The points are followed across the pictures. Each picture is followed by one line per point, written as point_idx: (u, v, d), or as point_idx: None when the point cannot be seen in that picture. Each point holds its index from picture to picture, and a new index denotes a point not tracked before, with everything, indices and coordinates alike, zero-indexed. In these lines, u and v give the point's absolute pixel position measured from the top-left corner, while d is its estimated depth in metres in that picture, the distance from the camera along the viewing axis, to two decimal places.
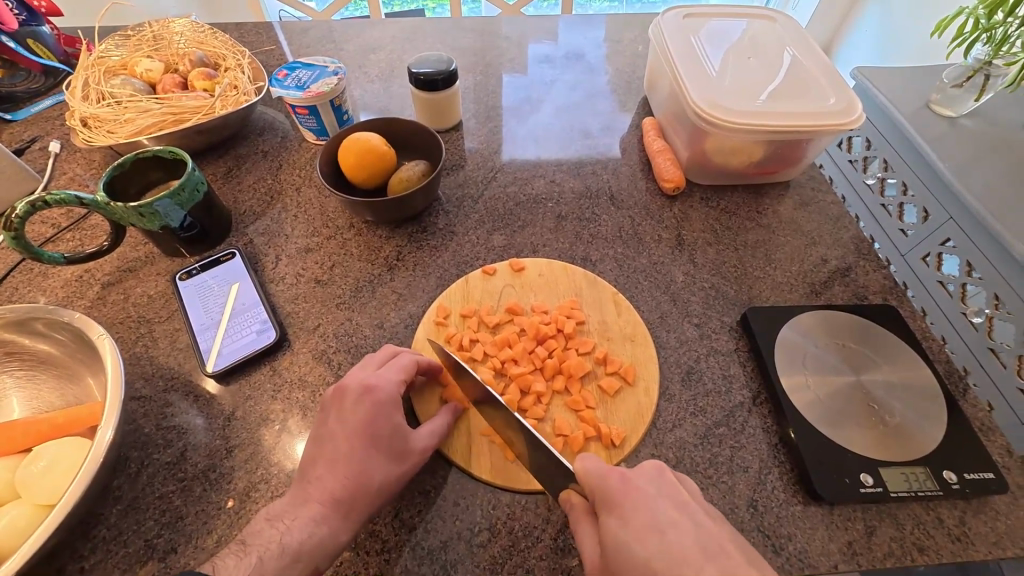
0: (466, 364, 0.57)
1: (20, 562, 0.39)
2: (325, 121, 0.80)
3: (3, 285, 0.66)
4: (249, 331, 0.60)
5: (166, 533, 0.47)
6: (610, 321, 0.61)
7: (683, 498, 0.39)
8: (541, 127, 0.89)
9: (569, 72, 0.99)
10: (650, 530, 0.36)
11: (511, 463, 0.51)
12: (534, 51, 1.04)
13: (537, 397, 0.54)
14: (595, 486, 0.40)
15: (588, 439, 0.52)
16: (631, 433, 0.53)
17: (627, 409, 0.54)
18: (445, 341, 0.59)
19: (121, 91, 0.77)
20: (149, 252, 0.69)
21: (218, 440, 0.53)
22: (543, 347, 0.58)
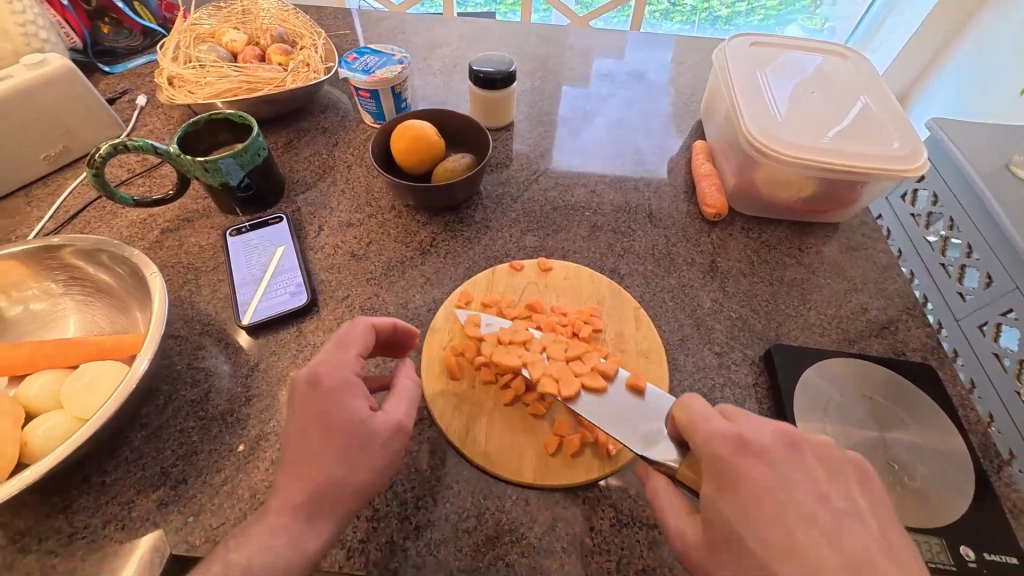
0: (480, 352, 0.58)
1: (54, 463, 0.43)
2: (384, 106, 0.83)
3: (79, 218, 0.72)
4: (285, 291, 0.63)
5: (180, 464, 0.51)
6: (628, 334, 0.61)
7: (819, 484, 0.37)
8: (591, 140, 0.89)
9: (628, 89, 1.00)
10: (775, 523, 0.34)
11: (508, 453, 0.51)
12: (602, 66, 1.05)
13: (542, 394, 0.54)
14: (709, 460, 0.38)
15: (585, 443, 0.52)
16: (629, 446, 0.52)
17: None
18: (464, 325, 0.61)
19: (206, 57, 0.84)
20: (207, 206, 0.74)
21: (240, 388, 0.56)
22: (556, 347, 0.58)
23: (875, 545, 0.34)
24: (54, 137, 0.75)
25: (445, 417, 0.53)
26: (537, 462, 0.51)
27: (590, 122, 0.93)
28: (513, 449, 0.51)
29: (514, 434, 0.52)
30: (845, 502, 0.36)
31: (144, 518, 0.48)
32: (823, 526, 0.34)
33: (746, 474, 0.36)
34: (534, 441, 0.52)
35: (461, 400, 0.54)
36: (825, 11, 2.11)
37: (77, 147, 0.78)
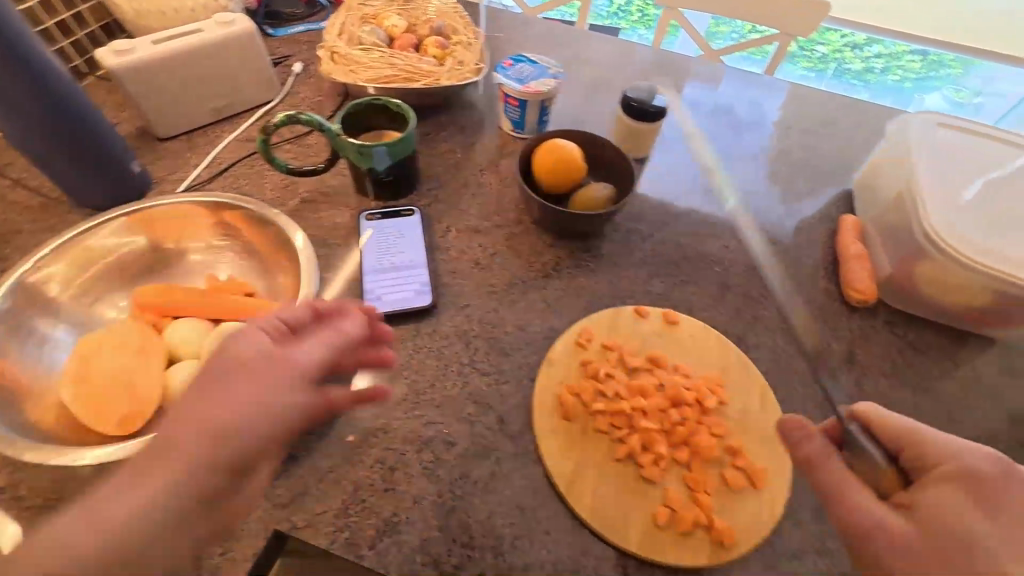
0: (594, 398, 0.55)
1: None
2: (528, 117, 0.82)
3: (229, 172, 0.76)
4: (409, 288, 0.63)
5: (293, 440, 0.52)
6: (759, 420, 0.56)
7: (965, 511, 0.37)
8: (721, 182, 0.85)
9: (750, 132, 0.95)
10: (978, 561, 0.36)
11: (617, 513, 0.49)
12: (707, 96, 1.01)
13: (655, 459, 0.52)
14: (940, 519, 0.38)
15: (698, 524, 0.48)
16: (742, 538, 0.48)
17: (753, 505, 0.50)
18: (581, 363, 0.58)
19: (368, 38, 0.86)
20: (345, 184, 0.76)
21: (357, 377, 0.57)
22: (677, 408, 0.55)
23: None
24: (222, 91, 0.79)
25: (553, 458, 0.52)
26: (643, 532, 0.48)
27: (720, 161, 0.88)
28: (621, 505, 0.49)
29: (625, 495, 0.50)
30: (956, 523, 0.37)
31: (254, 487, 0.49)
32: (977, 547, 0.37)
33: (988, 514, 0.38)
34: (642, 507, 0.49)
35: (570, 445, 0.52)
36: (969, 84, 2.04)
37: (238, 103, 0.82)
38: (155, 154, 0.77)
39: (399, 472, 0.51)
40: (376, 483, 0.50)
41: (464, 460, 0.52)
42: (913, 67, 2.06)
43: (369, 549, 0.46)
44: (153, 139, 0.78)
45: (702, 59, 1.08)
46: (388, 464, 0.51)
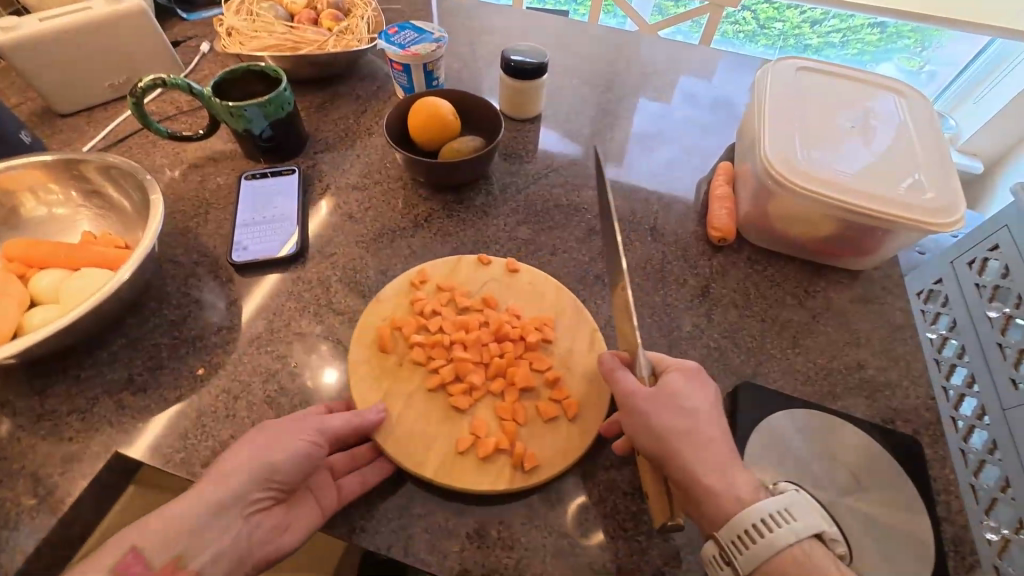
0: (419, 332, 0.58)
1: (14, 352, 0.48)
2: (416, 81, 0.86)
3: (124, 143, 0.79)
4: (277, 239, 0.67)
5: (146, 374, 0.55)
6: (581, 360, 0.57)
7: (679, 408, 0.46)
8: (647, 152, 0.86)
9: (719, 119, 0.93)
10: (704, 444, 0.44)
11: (424, 435, 0.51)
12: (688, 85, 1.00)
13: (469, 388, 0.54)
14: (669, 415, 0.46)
15: (499, 449, 0.50)
16: (546, 464, 0.50)
17: (562, 432, 0.52)
18: (411, 302, 0.61)
19: (264, 13, 0.89)
20: (234, 150, 0.79)
21: (215, 318, 0.60)
22: (497, 341, 0.57)
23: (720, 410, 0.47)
24: (120, 67, 0.83)
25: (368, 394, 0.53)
26: (442, 459, 0.49)
27: (667, 141, 0.88)
28: (430, 428, 0.51)
29: (431, 424, 0.51)
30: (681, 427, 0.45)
31: (101, 415, 0.52)
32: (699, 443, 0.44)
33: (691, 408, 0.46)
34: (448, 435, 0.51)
35: (383, 383, 0.54)
36: (925, 55, 1.87)
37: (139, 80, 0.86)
38: (56, 130, 0.81)
39: (243, 400, 0.54)
40: (219, 410, 0.53)
41: (308, 388, 0.55)
42: (871, 40, 1.92)
43: (202, 467, 0.49)
44: (55, 116, 0.83)
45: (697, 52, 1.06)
46: (233, 393, 0.54)
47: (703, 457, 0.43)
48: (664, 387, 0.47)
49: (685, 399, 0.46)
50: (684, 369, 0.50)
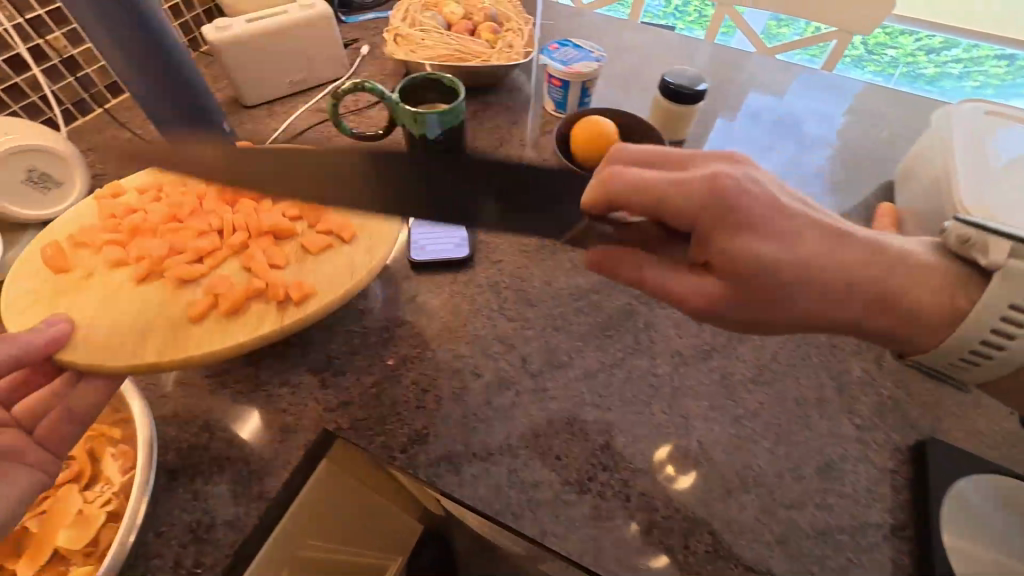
0: (149, 243, 0.57)
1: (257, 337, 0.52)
2: (570, 97, 0.88)
3: (302, 137, 0.86)
4: (450, 242, 0.70)
5: (343, 357, 0.60)
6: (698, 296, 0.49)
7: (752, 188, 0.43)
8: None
9: (788, 135, 0.95)
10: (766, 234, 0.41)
11: (213, 335, 0.52)
12: (759, 103, 1.01)
13: (246, 271, 0.57)
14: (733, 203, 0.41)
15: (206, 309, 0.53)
16: (318, 291, 0.55)
17: (305, 285, 0.55)
18: (120, 219, 0.59)
19: (428, 22, 0.94)
20: (399, 151, 0.84)
21: (398, 312, 0.64)
22: (267, 246, 0.58)
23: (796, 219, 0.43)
24: (299, 66, 0.90)
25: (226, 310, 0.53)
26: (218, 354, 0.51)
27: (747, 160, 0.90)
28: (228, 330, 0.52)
29: (132, 337, 0.51)
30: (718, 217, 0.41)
31: (308, 392, 0.57)
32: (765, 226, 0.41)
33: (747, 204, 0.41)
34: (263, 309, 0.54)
35: (104, 290, 0.54)
36: None
37: (312, 79, 0.93)
38: (241, 119, 0.89)
39: (431, 393, 0.58)
40: (411, 399, 0.57)
41: (488, 388, 0.58)
42: (996, 73, 1.83)
43: (401, 452, 0.53)
44: (240, 107, 0.90)
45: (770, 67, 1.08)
46: (421, 385, 0.58)
47: (850, 249, 0.42)
48: (737, 198, 0.41)
49: (779, 201, 0.43)
50: (687, 155, 0.46)
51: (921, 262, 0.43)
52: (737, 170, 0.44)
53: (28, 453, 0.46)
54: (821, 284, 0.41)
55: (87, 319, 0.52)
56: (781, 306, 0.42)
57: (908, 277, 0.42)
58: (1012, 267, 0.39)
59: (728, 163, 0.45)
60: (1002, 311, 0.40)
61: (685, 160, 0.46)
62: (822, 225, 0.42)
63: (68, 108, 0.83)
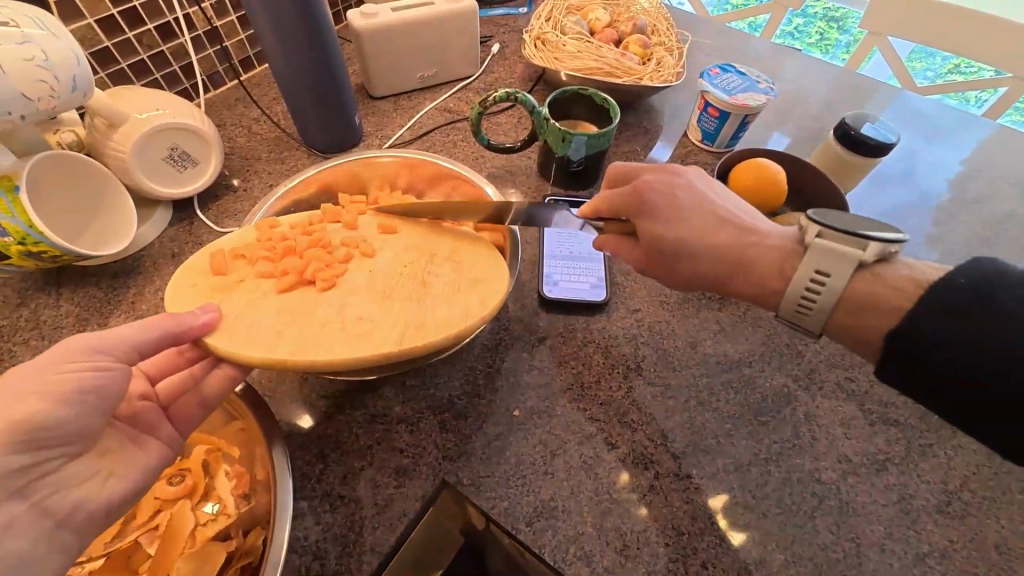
0: (287, 262, 0.51)
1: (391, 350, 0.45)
2: (723, 130, 0.78)
3: (428, 138, 0.82)
4: (585, 282, 0.64)
5: (465, 399, 0.54)
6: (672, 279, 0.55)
7: (677, 186, 0.52)
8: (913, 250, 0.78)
9: (938, 195, 0.86)
10: (675, 217, 0.50)
11: (345, 346, 0.45)
12: (902, 154, 0.92)
13: (379, 297, 0.50)
14: (645, 193, 0.51)
15: (340, 324, 0.47)
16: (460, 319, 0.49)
17: (437, 319, 0.48)
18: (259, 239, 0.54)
19: (573, 28, 0.87)
20: (529, 167, 0.78)
21: (525, 354, 0.58)
22: (403, 278, 0.52)
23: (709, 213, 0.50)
24: (433, 61, 0.85)
25: (360, 331, 0.47)
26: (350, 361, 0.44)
27: (897, 222, 0.81)
28: (361, 346, 0.46)
29: (264, 338, 0.45)
30: (638, 206, 0.51)
31: (427, 433, 0.52)
32: (682, 213, 0.50)
33: (653, 196, 0.51)
34: (393, 327, 0.47)
35: (249, 296, 0.49)
36: None
37: (442, 75, 0.88)
38: (367, 110, 0.85)
39: (561, 458, 0.51)
40: (538, 462, 0.51)
41: (623, 463, 0.51)
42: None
43: (526, 525, 0.47)
44: (366, 97, 0.87)
45: (909, 114, 0.99)
46: (549, 447, 0.52)
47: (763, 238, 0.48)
48: (651, 194, 0.51)
49: (679, 196, 0.51)
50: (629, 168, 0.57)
51: (774, 245, 0.48)
52: (658, 175, 0.53)
53: (161, 429, 0.46)
54: (698, 251, 0.49)
55: (232, 316, 0.47)
56: (675, 267, 0.50)
57: (772, 253, 0.47)
58: (820, 244, 0.43)
59: (662, 168, 0.54)
60: (810, 275, 0.44)
61: (636, 172, 0.56)
62: (708, 212, 0.50)
63: (204, 80, 0.81)
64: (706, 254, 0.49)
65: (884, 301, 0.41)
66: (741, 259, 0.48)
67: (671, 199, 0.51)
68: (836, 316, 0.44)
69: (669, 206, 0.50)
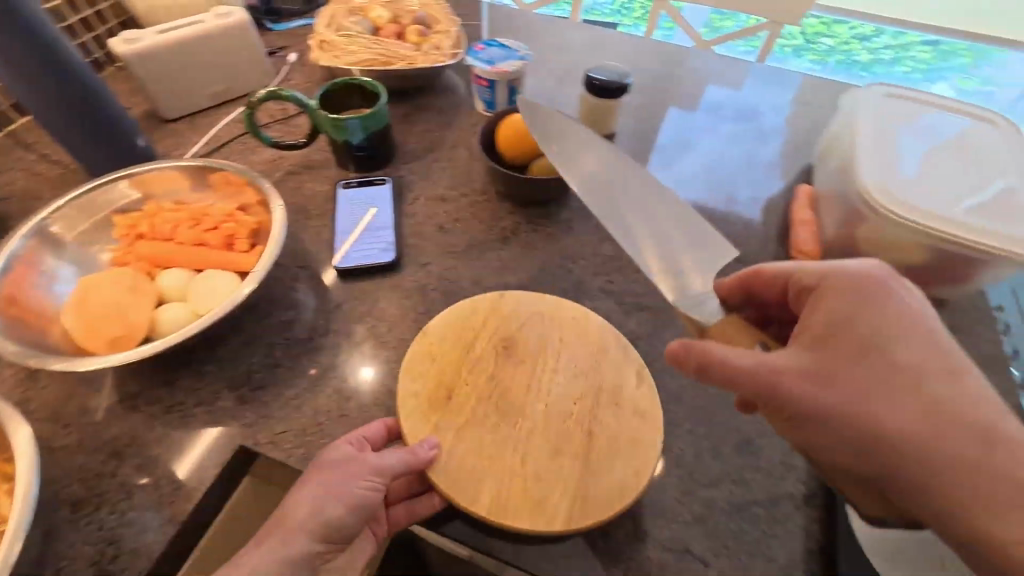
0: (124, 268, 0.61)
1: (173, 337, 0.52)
2: (498, 97, 0.88)
3: (225, 149, 0.84)
4: (376, 248, 0.70)
5: (263, 372, 0.58)
6: (584, 363, 0.57)
7: (888, 299, 0.41)
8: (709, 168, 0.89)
9: (743, 125, 0.97)
10: (840, 325, 0.41)
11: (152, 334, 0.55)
12: (715, 94, 1.03)
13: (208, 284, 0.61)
14: (825, 306, 0.43)
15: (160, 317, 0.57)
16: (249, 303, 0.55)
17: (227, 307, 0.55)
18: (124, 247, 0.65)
19: (354, 27, 0.93)
20: (327, 159, 0.84)
21: (323, 320, 0.63)
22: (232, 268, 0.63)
23: (854, 316, 0.41)
24: (219, 76, 0.88)
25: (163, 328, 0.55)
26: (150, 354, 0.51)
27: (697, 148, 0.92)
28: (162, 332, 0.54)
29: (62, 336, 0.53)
30: (875, 367, 0.39)
31: (226, 409, 0.55)
32: (883, 349, 0.39)
33: (828, 306, 0.42)
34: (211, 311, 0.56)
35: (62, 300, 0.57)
36: (983, 75, 1.85)
37: (235, 89, 0.91)
38: (163, 133, 0.86)
39: (355, 401, 0.57)
40: (334, 409, 0.56)
41: None
42: (924, 58, 1.93)
43: None
44: (160, 121, 0.88)
45: (722, 60, 1.09)
46: (345, 395, 0.57)
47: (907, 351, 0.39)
48: (854, 297, 0.41)
49: (853, 301, 0.42)
50: (858, 283, 0.42)
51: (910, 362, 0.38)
52: (855, 269, 0.43)
53: None
54: (871, 422, 0.38)
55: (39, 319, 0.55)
56: (889, 458, 0.38)
57: (942, 424, 0.37)
58: None
59: (872, 266, 0.44)
60: None
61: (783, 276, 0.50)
62: (933, 343, 0.39)
63: None
64: (877, 391, 0.38)
65: (978, 412, 0.37)
66: (895, 379, 0.38)
67: (852, 314, 0.41)
68: (916, 424, 0.37)
69: (892, 332, 0.40)
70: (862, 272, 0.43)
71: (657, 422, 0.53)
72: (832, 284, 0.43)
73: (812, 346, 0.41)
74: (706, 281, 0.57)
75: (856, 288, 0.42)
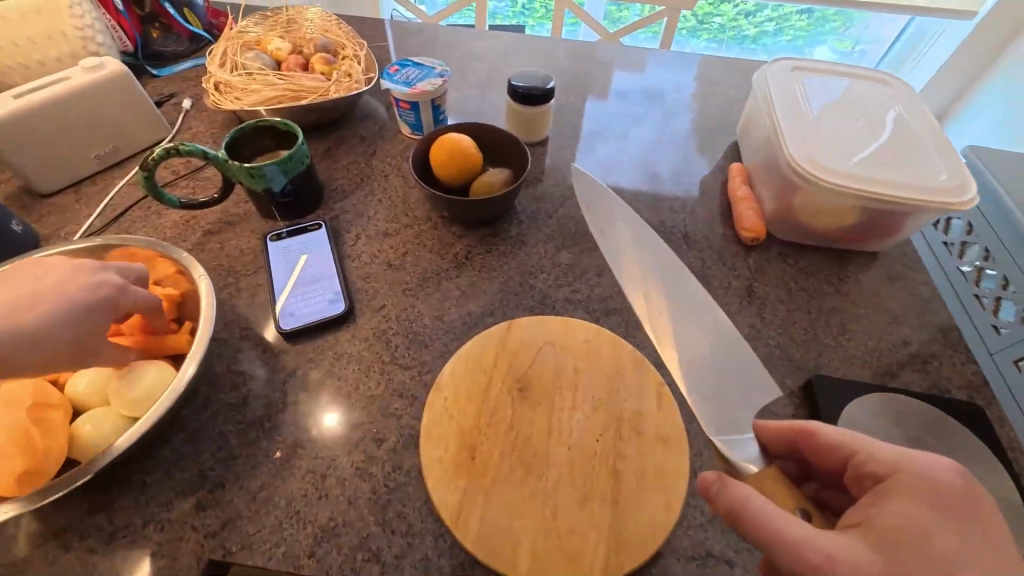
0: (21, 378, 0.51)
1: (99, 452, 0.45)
2: (423, 117, 0.85)
3: (124, 218, 0.74)
4: (323, 299, 0.64)
5: (218, 468, 0.51)
6: (599, 396, 0.56)
7: (951, 516, 0.38)
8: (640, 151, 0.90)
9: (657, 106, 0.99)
10: (900, 529, 0.37)
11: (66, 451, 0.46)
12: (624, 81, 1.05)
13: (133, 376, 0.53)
14: (876, 510, 0.40)
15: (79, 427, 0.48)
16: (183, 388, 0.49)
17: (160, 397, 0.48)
18: None
19: (252, 64, 0.85)
20: (248, 211, 0.76)
21: (277, 392, 0.57)
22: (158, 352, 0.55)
23: (925, 519, 0.38)
24: (102, 137, 0.77)
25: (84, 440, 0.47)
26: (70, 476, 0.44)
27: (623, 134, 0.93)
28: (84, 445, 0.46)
29: None
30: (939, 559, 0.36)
31: (181, 522, 0.48)
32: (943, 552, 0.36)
33: (891, 508, 0.39)
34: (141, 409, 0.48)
35: None
36: (853, 35, 2.04)
37: (124, 148, 0.81)
38: (43, 211, 0.74)
39: (332, 477, 0.51)
40: (309, 492, 0.50)
41: (395, 452, 0.53)
42: (802, 26, 2.05)
43: (308, 557, 0.47)
44: (37, 197, 0.76)
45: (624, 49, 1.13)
46: (319, 472, 0.51)
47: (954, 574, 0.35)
48: (909, 485, 0.40)
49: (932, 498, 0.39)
50: (931, 487, 0.39)
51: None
52: (926, 464, 0.41)
53: None
54: None
55: None
56: None
57: None
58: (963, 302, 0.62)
59: (949, 471, 0.40)
60: None
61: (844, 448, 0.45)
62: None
63: None
64: None
65: None
66: None
67: (927, 507, 0.38)
68: None
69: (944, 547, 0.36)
70: (935, 476, 0.40)
71: (682, 449, 0.52)
72: (902, 480, 0.40)
73: (871, 545, 0.37)
74: (745, 412, 0.56)
75: (934, 495, 0.39)
